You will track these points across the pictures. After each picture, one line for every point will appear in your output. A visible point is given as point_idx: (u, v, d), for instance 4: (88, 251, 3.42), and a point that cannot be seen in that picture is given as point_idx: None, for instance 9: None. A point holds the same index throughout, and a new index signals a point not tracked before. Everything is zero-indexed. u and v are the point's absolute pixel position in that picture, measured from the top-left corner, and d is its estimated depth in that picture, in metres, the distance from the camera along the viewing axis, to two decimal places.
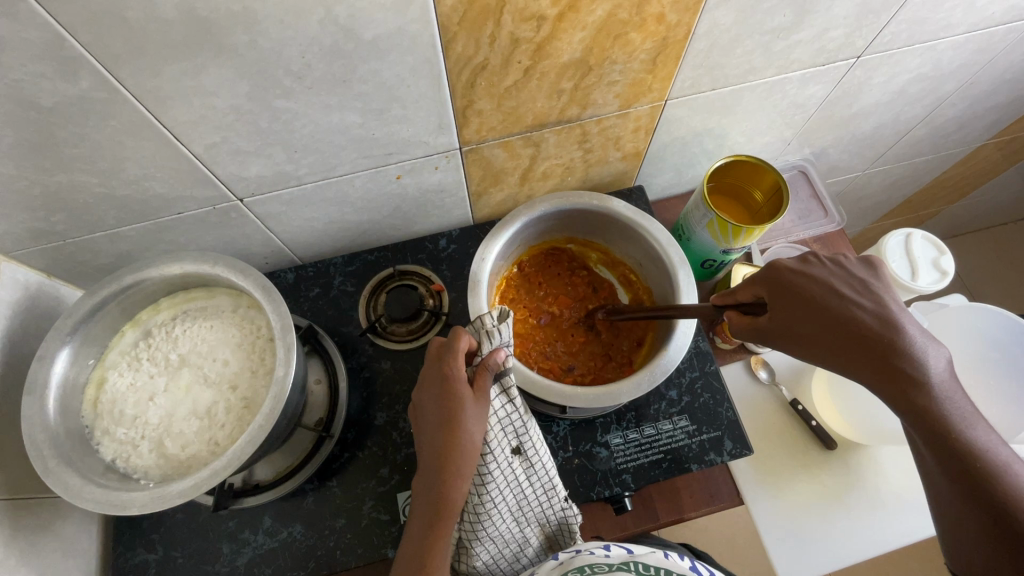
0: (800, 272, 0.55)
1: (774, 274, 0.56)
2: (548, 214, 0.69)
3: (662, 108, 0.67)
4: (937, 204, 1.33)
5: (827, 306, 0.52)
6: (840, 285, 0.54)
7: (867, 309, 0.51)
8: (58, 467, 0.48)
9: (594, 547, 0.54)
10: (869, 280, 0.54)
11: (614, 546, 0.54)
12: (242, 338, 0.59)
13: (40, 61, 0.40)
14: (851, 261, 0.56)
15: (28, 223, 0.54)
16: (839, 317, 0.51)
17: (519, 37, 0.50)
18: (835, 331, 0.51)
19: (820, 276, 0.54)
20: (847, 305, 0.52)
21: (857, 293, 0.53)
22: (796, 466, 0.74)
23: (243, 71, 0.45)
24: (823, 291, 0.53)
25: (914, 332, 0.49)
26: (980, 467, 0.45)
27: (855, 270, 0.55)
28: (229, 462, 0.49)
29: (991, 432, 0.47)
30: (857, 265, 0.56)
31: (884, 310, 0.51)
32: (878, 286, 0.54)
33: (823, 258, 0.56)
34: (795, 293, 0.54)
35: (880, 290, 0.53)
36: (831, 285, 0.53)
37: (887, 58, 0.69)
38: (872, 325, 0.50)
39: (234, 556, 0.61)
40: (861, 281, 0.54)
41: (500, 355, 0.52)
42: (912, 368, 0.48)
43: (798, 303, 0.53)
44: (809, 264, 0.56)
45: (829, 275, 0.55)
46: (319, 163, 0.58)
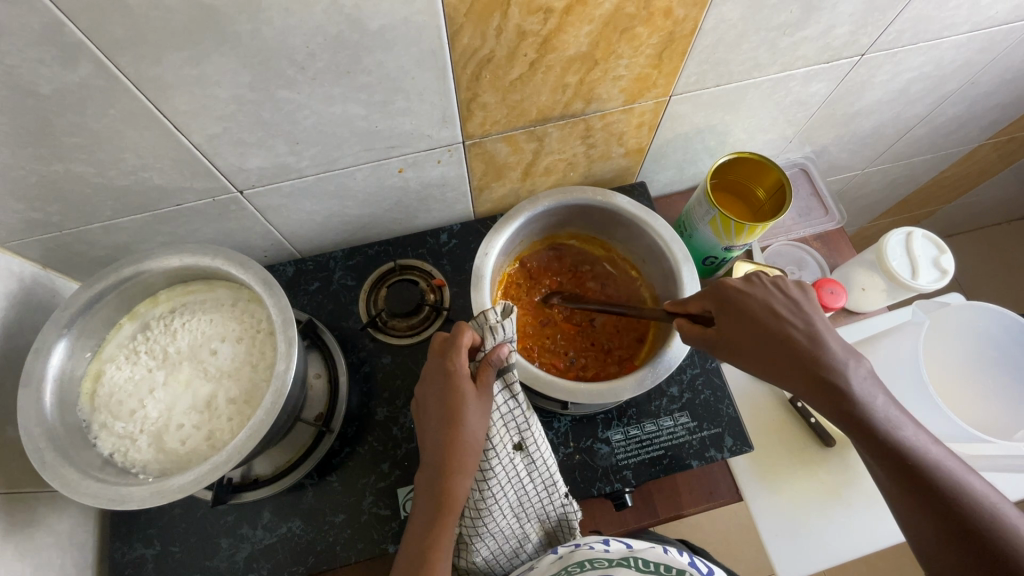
0: (743, 290, 0.55)
1: (719, 291, 0.56)
2: (552, 209, 0.69)
3: (666, 104, 0.67)
4: (934, 203, 1.34)
5: (766, 326, 0.52)
6: (779, 306, 0.54)
7: (798, 330, 0.52)
8: (56, 460, 0.48)
9: (594, 541, 0.54)
10: (800, 300, 0.54)
11: (613, 541, 0.54)
12: (242, 332, 0.58)
13: (39, 47, 0.39)
14: (785, 281, 0.56)
15: (24, 214, 0.53)
16: (775, 335, 0.52)
17: (525, 29, 0.50)
18: (773, 350, 0.52)
19: (757, 296, 0.54)
20: (784, 325, 0.52)
21: (791, 312, 0.53)
22: (795, 463, 0.75)
23: (246, 60, 0.44)
24: (761, 310, 0.53)
25: (843, 349, 0.50)
26: (924, 476, 0.45)
27: (791, 292, 0.55)
28: (229, 457, 0.48)
29: (929, 440, 0.47)
30: (793, 286, 0.56)
31: (816, 330, 0.52)
32: (812, 306, 0.54)
33: (761, 276, 0.57)
34: (735, 310, 0.54)
35: (812, 311, 0.53)
36: (767, 304, 0.54)
37: (890, 56, 0.69)
38: (805, 345, 0.51)
39: (233, 551, 0.60)
40: (796, 302, 0.54)
41: (504, 350, 0.52)
42: (846, 385, 0.48)
43: (740, 321, 0.53)
44: (752, 283, 0.56)
45: (769, 295, 0.55)
46: (321, 155, 0.58)
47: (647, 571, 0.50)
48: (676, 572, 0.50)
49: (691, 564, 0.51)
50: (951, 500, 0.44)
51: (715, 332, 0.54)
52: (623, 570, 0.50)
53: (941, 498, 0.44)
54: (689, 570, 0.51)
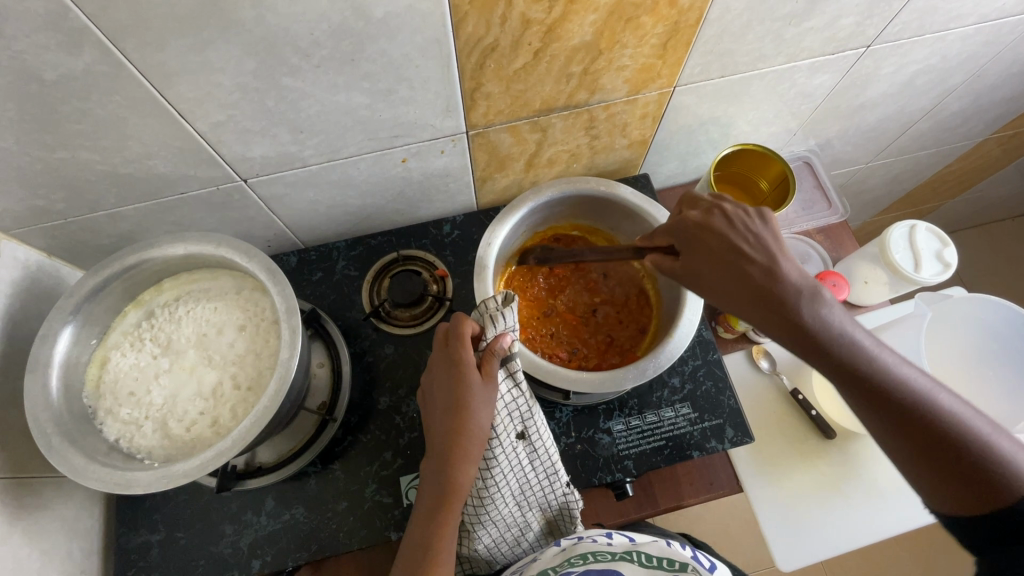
0: (703, 226, 0.54)
1: (682, 227, 0.55)
2: (555, 199, 0.68)
3: (670, 95, 0.67)
4: (936, 199, 1.34)
5: (721, 261, 0.52)
6: (738, 239, 0.52)
7: (755, 263, 0.50)
8: (62, 445, 0.48)
9: (598, 535, 0.56)
10: (760, 230, 0.52)
11: (618, 536, 0.55)
12: (246, 320, 0.58)
13: (45, 32, 0.39)
14: (746, 209, 0.54)
15: (30, 201, 0.54)
16: (732, 270, 0.51)
17: (530, 17, 0.49)
18: (727, 283, 0.51)
19: (716, 231, 0.53)
20: (741, 259, 0.51)
21: (751, 245, 0.52)
22: (795, 455, 0.75)
23: (251, 47, 0.44)
24: (719, 246, 0.52)
25: (802, 278, 0.50)
26: (885, 392, 0.45)
27: (755, 223, 0.53)
28: (234, 443, 0.49)
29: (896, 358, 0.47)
30: (755, 216, 0.53)
31: (776, 262, 0.50)
32: (776, 236, 0.52)
33: (722, 205, 0.55)
34: (695, 247, 0.54)
35: (772, 242, 0.52)
36: (726, 239, 0.52)
37: (896, 48, 0.69)
38: (763, 279, 0.50)
39: (237, 537, 0.61)
40: (758, 234, 0.52)
41: (506, 340, 0.52)
42: (802, 317, 0.48)
43: (699, 258, 0.53)
44: (712, 216, 0.54)
45: (728, 228, 0.53)
46: (325, 144, 0.58)
47: (650, 566, 0.51)
48: (680, 566, 0.49)
49: (693, 558, 0.51)
50: (912, 412, 0.44)
51: (675, 269, 0.55)
52: (626, 564, 0.51)
53: (904, 411, 0.44)
54: (692, 563, 0.50)
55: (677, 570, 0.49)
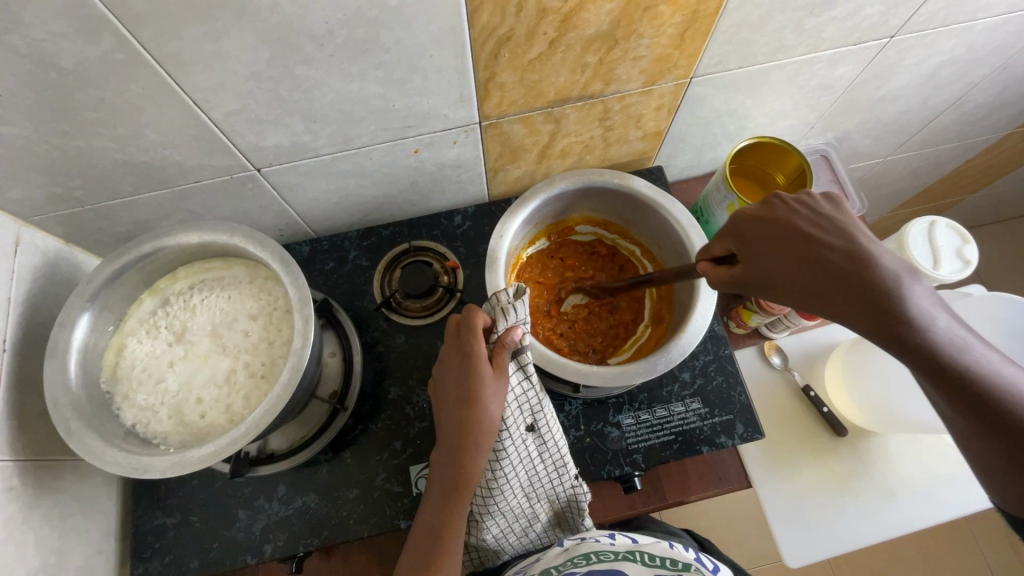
0: (757, 216, 0.51)
1: (737, 224, 0.53)
2: (567, 192, 0.67)
3: (687, 86, 0.66)
4: (956, 194, 1.31)
5: (801, 250, 0.47)
6: (808, 224, 0.48)
7: (838, 247, 0.46)
8: (81, 430, 0.49)
9: (600, 535, 0.56)
10: (827, 213, 0.49)
11: (618, 537, 0.56)
12: (259, 309, 0.58)
13: (62, 19, 0.39)
14: (812, 193, 0.51)
15: (48, 188, 0.54)
16: (812, 258, 0.46)
17: (546, 6, 0.49)
18: (818, 275, 0.46)
19: (786, 220, 0.49)
20: (815, 243, 0.47)
21: (818, 228, 0.48)
22: (805, 451, 0.75)
23: (265, 35, 0.44)
24: (792, 235, 0.48)
25: (893, 258, 0.44)
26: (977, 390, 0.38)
27: (821, 207, 0.49)
28: (249, 430, 0.49)
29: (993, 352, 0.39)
30: (823, 202, 0.50)
31: (848, 240, 0.46)
32: (847, 219, 0.48)
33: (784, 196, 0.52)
34: (773, 239, 0.49)
35: (842, 222, 0.48)
36: (798, 226, 0.48)
37: (921, 38, 0.67)
38: (844, 261, 0.45)
39: (250, 522, 0.62)
40: (825, 216, 0.48)
41: (517, 333, 0.52)
42: (897, 300, 0.41)
43: (771, 250, 0.49)
44: (772, 207, 0.51)
45: (793, 216, 0.49)
46: (338, 134, 0.58)
47: (654, 565, 0.52)
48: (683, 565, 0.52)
49: (696, 560, 0.53)
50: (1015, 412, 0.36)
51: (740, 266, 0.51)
52: (630, 564, 0.52)
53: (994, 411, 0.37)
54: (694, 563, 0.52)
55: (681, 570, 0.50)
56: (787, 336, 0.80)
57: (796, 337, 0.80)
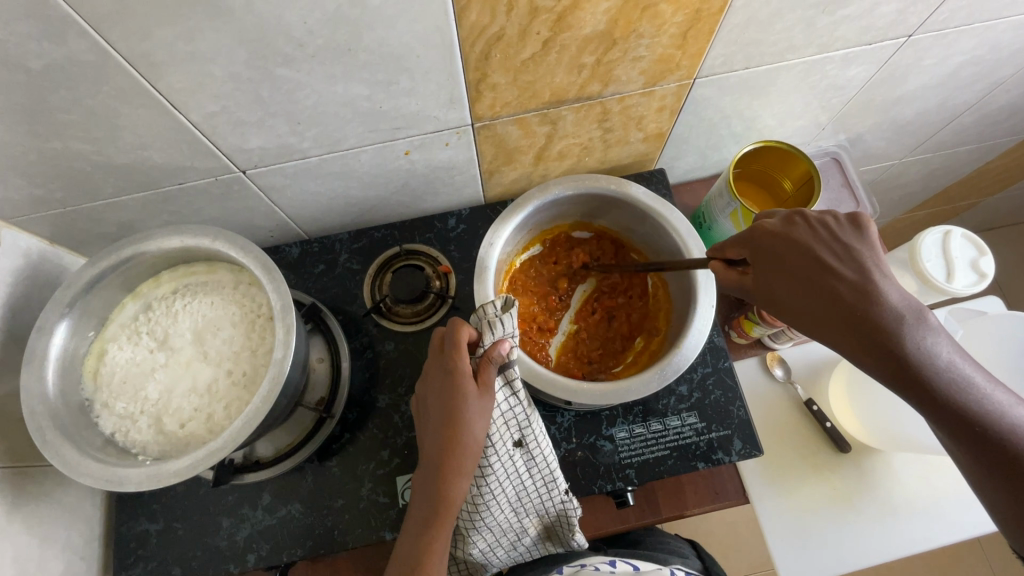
0: (776, 232, 0.50)
1: (753, 234, 0.51)
2: (562, 198, 0.65)
3: (690, 87, 0.63)
4: (974, 196, 1.26)
5: (810, 278, 0.46)
6: (823, 251, 0.47)
7: (850, 280, 0.44)
8: (56, 440, 0.48)
9: (598, 563, 0.65)
10: (848, 240, 0.47)
11: (618, 564, 0.65)
12: (242, 316, 0.57)
13: (24, 20, 0.37)
14: (837, 217, 0.49)
15: (27, 190, 0.53)
16: (820, 289, 0.46)
17: (538, 5, 0.46)
18: (823, 306, 0.45)
19: (802, 242, 0.48)
20: (826, 274, 0.46)
21: (835, 255, 0.46)
22: (806, 467, 0.72)
23: (241, 35, 0.42)
24: (804, 260, 0.47)
25: (904, 297, 0.42)
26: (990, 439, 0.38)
27: (842, 234, 0.47)
28: (226, 443, 0.48)
29: (1011, 401, 0.39)
30: (846, 227, 0.48)
31: (862, 274, 0.44)
32: (867, 248, 0.46)
33: (809, 214, 0.50)
34: (787, 263, 0.48)
35: (861, 252, 0.46)
36: (813, 249, 0.47)
37: (940, 38, 0.64)
38: (851, 296, 0.44)
39: (234, 530, 0.61)
40: (845, 244, 0.47)
41: (505, 346, 0.50)
42: (898, 342, 0.41)
43: (782, 274, 0.48)
44: (794, 225, 0.50)
45: (810, 238, 0.48)
46: (324, 136, 0.56)
47: None
48: None
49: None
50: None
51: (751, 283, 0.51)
52: None
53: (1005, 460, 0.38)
54: None
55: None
56: (790, 348, 0.77)
57: (800, 348, 0.77)
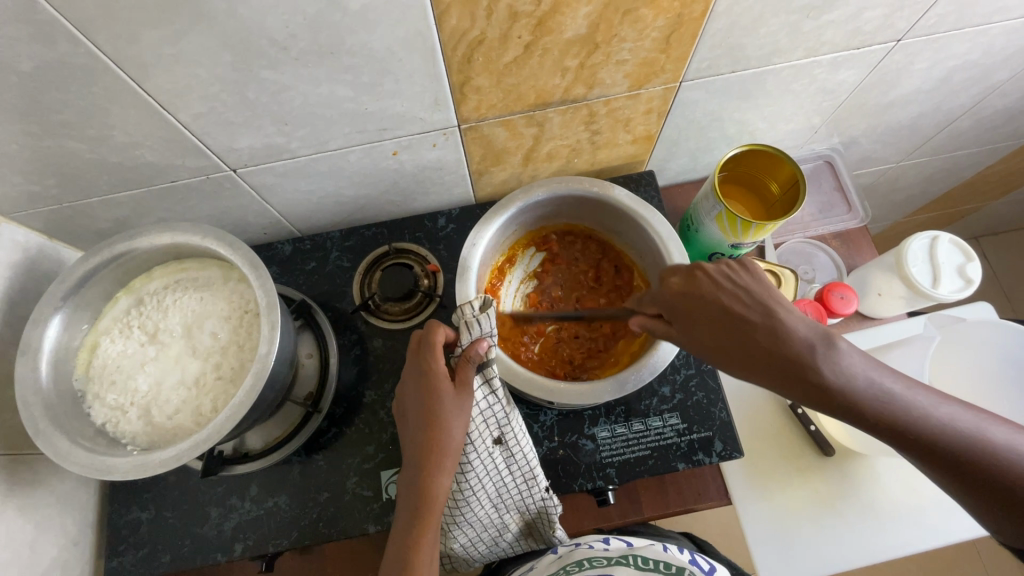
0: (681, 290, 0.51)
1: (662, 298, 0.53)
2: (546, 200, 0.66)
3: (676, 90, 0.63)
4: (977, 200, 1.25)
5: (725, 326, 0.47)
6: (728, 299, 0.48)
7: (759, 324, 0.46)
8: (48, 428, 0.50)
9: (594, 542, 0.59)
10: (747, 284, 0.49)
11: (613, 542, 0.58)
12: (230, 311, 0.58)
13: (14, 24, 0.39)
14: (730, 264, 0.51)
15: (24, 186, 0.55)
16: (738, 337, 0.47)
17: (518, 10, 0.47)
18: (745, 352, 0.46)
19: (708, 294, 0.49)
20: (737, 321, 0.47)
21: (740, 302, 0.48)
22: (789, 470, 0.73)
23: (224, 38, 0.43)
24: (714, 310, 0.48)
25: (808, 326, 0.44)
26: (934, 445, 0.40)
27: (739, 281, 0.50)
28: (210, 435, 0.49)
29: (936, 400, 0.41)
30: (743, 273, 0.50)
31: (769, 315, 0.46)
32: (764, 289, 0.48)
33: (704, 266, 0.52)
34: (700, 315, 0.49)
35: (761, 296, 0.48)
36: (720, 300, 0.49)
37: (930, 42, 0.63)
38: (765, 339, 0.45)
39: (222, 520, 0.63)
40: (744, 291, 0.49)
41: (482, 346, 0.52)
42: (823, 375, 0.42)
43: (698, 326, 0.49)
44: (696, 279, 0.51)
45: (714, 290, 0.50)
46: (312, 136, 0.57)
47: (647, 568, 0.54)
48: (676, 568, 0.54)
49: (690, 562, 0.55)
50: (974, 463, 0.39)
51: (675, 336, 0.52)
52: (621, 568, 0.54)
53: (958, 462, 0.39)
54: (689, 566, 0.54)
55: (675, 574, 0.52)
56: None
57: None
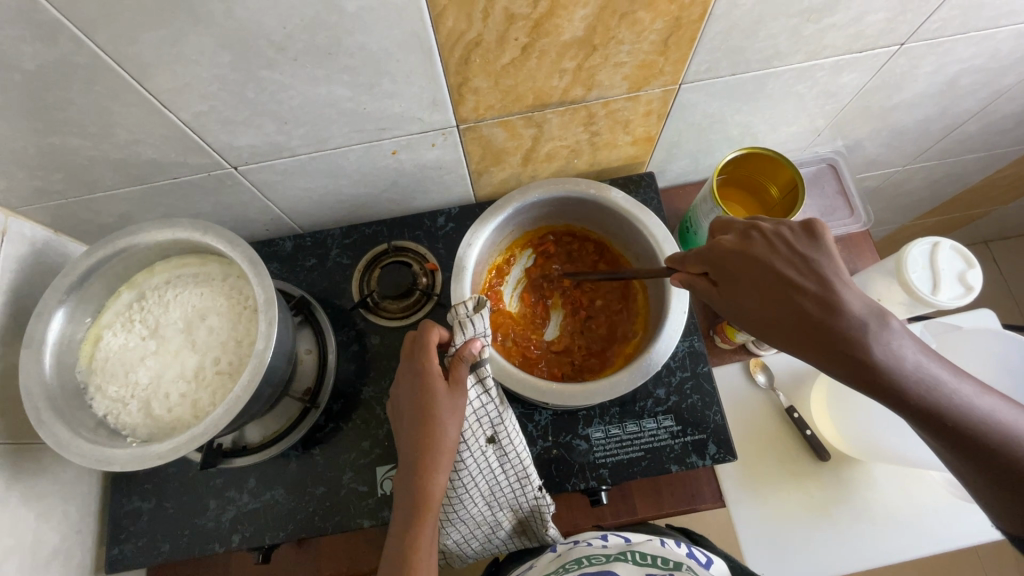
0: (734, 250, 0.50)
1: (717, 254, 0.51)
2: (543, 201, 0.67)
3: (676, 92, 0.63)
4: (987, 204, 1.23)
5: (773, 291, 0.48)
6: (782, 265, 0.48)
7: (813, 294, 0.46)
8: (50, 419, 0.51)
9: (592, 539, 0.59)
10: (806, 251, 0.48)
11: (612, 538, 0.59)
12: (229, 307, 0.59)
13: (19, 24, 0.39)
14: (790, 226, 0.50)
15: (30, 181, 0.56)
16: (785, 304, 0.47)
17: (514, 12, 0.47)
18: (788, 319, 0.47)
19: (761, 256, 0.49)
20: (790, 288, 0.47)
21: (796, 268, 0.48)
22: (784, 474, 0.73)
23: (223, 39, 0.44)
24: (766, 273, 0.48)
25: (860, 301, 0.45)
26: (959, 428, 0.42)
27: (798, 245, 0.49)
28: (207, 428, 0.50)
29: (968, 384, 0.43)
30: (801, 236, 0.49)
31: (824, 286, 0.46)
32: (823, 256, 0.48)
33: (760, 227, 0.51)
34: (750, 277, 0.49)
35: (819, 263, 0.47)
36: (775, 267, 0.48)
37: (935, 46, 0.63)
38: (815, 309, 0.45)
39: (220, 511, 0.64)
40: (802, 256, 0.48)
41: (476, 346, 0.52)
42: (873, 353, 0.43)
43: (745, 288, 0.49)
44: (751, 239, 0.51)
45: (770, 252, 0.49)
46: (311, 135, 0.57)
47: (644, 563, 0.54)
48: (673, 563, 0.53)
49: (686, 556, 0.55)
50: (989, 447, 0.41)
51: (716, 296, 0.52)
52: (620, 564, 0.53)
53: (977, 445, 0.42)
54: (687, 561, 0.54)
55: (671, 568, 0.52)
56: (775, 355, 0.77)
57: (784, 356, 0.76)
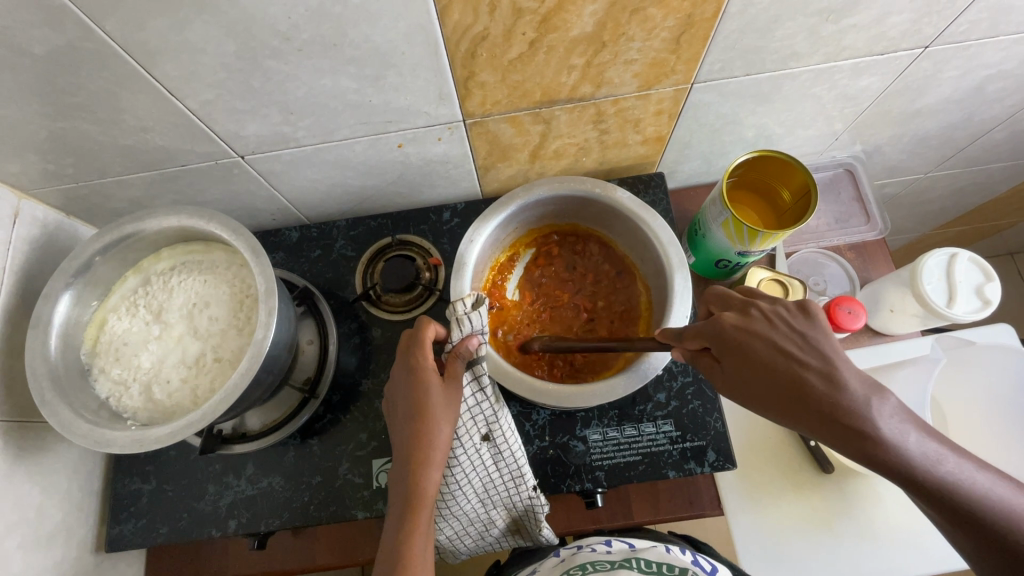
0: (736, 326, 0.48)
1: (716, 329, 0.49)
2: (546, 199, 0.66)
3: (688, 91, 0.61)
4: (1014, 214, 1.19)
5: (775, 369, 0.45)
6: (784, 342, 0.46)
7: (818, 374, 0.44)
8: (53, 399, 0.52)
9: (595, 545, 0.59)
10: (806, 329, 0.47)
11: (616, 544, 0.58)
12: (232, 295, 0.59)
13: (28, 9, 0.40)
14: (787, 304, 0.49)
15: (41, 164, 0.57)
16: (790, 385, 0.45)
17: (522, 6, 0.46)
18: (793, 400, 0.44)
19: (764, 334, 0.47)
20: (794, 367, 0.45)
21: (799, 348, 0.46)
22: (786, 485, 0.71)
23: (229, 28, 0.44)
24: (770, 354, 0.46)
25: (864, 381, 0.43)
26: (967, 508, 0.40)
27: (796, 323, 0.47)
28: (204, 415, 0.50)
29: (972, 465, 0.41)
30: (798, 315, 0.48)
31: (830, 366, 0.44)
32: (824, 335, 0.46)
33: (758, 303, 0.50)
34: (752, 355, 0.47)
35: (821, 343, 0.45)
36: (778, 345, 0.46)
37: (962, 50, 0.60)
38: (822, 389, 0.43)
39: (218, 496, 0.65)
40: (802, 335, 0.46)
41: (472, 342, 0.52)
42: (882, 434, 0.41)
43: (746, 368, 0.47)
44: (751, 316, 0.49)
45: (771, 330, 0.47)
46: (318, 126, 0.57)
47: (649, 571, 0.54)
48: (678, 571, 0.54)
49: (692, 564, 0.55)
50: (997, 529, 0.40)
51: (717, 373, 0.49)
52: (625, 572, 0.53)
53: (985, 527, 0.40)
54: (691, 569, 0.54)
55: None
56: None
57: None
